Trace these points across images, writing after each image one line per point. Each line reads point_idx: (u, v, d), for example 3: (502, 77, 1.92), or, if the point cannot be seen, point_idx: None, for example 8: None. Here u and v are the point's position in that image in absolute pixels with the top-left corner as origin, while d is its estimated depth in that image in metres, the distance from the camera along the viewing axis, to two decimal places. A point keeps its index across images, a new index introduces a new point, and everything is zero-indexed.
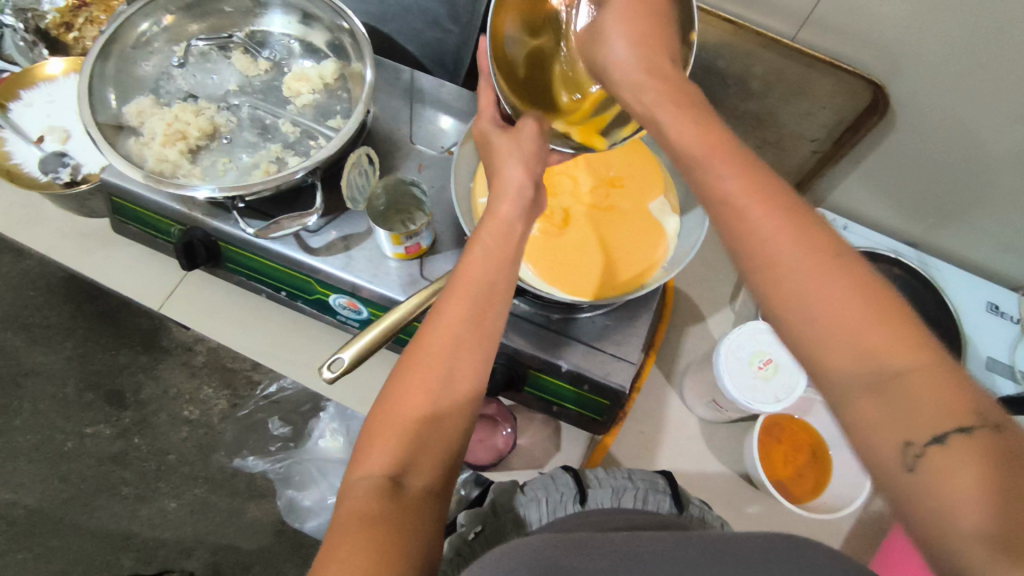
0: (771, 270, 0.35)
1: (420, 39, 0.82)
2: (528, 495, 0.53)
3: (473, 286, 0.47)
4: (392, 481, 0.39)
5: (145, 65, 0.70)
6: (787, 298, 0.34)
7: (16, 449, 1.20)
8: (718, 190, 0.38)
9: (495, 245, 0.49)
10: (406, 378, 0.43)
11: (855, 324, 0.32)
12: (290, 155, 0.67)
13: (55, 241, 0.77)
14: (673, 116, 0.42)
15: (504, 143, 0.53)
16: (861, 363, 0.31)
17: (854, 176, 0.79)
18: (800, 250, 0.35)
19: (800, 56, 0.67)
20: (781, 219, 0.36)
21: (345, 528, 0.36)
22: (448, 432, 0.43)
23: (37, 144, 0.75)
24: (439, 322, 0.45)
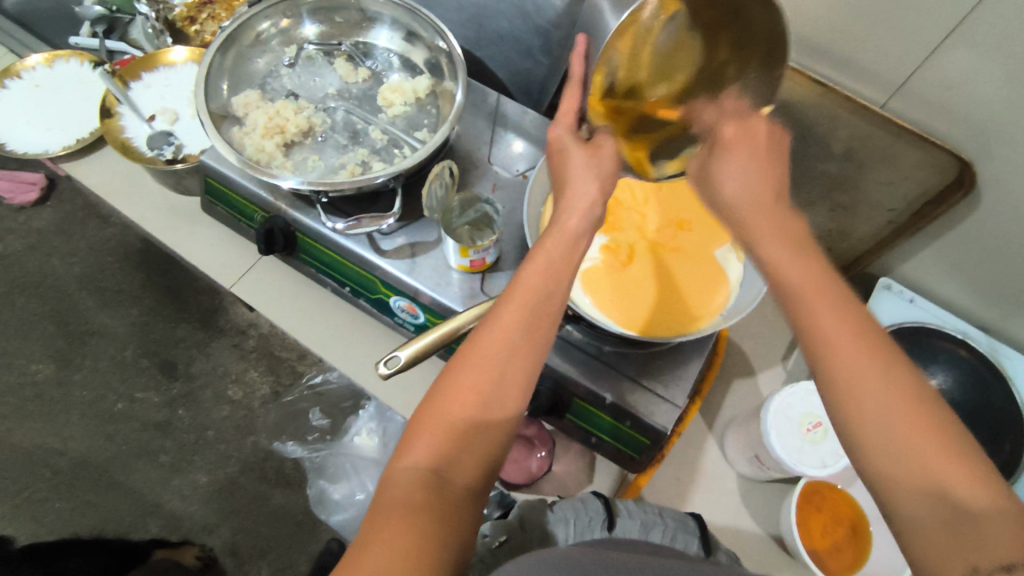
0: (851, 394, 0.39)
1: (511, 67, 0.86)
2: (557, 514, 0.53)
3: (532, 295, 0.47)
4: (435, 475, 0.41)
5: (258, 62, 0.75)
6: (869, 423, 0.38)
7: (72, 402, 1.27)
8: (810, 314, 0.41)
9: (562, 257, 0.49)
10: (457, 376, 0.44)
11: (930, 458, 0.36)
12: (375, 160, 0.71)
13: (148, 211, 0.82)
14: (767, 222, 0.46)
15: (581, 157, 0.53)
16: (930, 496, 0.35)
17: (928, 252, 0.78)
18: (883, 382, 0.38)
19: (887, 124, 0.67)
20: (863, 349, 0.40)
21: (389, 512, 0.38)
22: (494, 435, 0.43)
23: (148, 121, 0.81)
24: (496, 325, 0.46)
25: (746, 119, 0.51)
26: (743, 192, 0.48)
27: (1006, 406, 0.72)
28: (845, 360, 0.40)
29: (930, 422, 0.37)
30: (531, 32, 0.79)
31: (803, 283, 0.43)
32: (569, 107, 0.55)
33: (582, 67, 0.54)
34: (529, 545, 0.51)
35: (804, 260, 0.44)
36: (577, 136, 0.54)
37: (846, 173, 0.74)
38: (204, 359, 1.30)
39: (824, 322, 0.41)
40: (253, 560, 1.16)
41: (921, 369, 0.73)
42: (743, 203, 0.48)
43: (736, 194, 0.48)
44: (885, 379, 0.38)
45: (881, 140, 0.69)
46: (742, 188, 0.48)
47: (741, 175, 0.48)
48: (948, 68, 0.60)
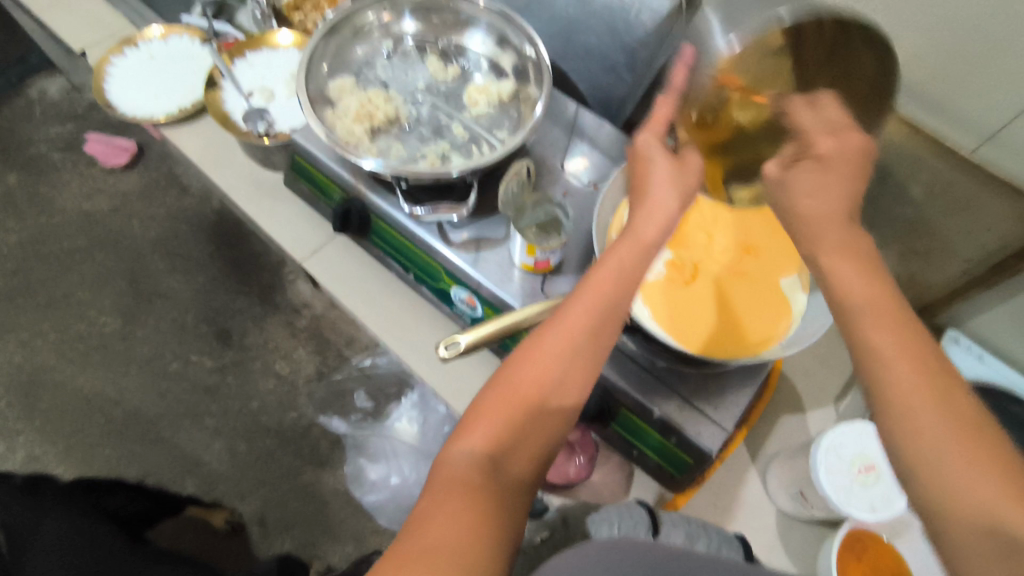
0: (904, 418, 0.38)
1: (592, 81, 0.88)
2: (603, 516, 0.53)
3: (602, 295, 0.49)
4: (492, 459, 0.42)
5: (357, 51, 0.79)
6: (921, 443, 0.37)
7: (132, 356, 1.34)
8: (861, 332, 0.41)
9: (633, 265, 0.51)
10: (521, 368, 0.46)
11: (989, 491, 0.35)
12: (455, 154, 0.73)
13: (234, 181, 0.87)
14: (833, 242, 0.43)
15: (667, 167, 0.53)
16: (983, 522, 0.34)
17: (1002, 310, 0.75)
18: (940, 407, 0.37)
19: (975, 172, 0.65)
20: (914, 369, 0.39)
21: (448, 487, 0.39)
22: (551, 428, 0.45)
23: (246, 97, 0.86)
24: (564, 324, 0.47)
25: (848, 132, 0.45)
26: (813, 210, 0.45)
27: None
28: (902, 380, 0.39)
29: (989, 453, 0.36)
30: (617, 49, 0.81)
31: (856, 307, 0.41)
32: (661, 115, 0.54)
33: (682, 78, 0.52)
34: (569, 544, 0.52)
35: (869, 284, 0.42)
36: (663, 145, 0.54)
37: (923, 216, 0.72)
38: (258, 332, 1.36)
39: (880, 345, 0.40)
40: (277, 533, 1.18)
41: None
42: (814, 213, 0.44)
43: (812, 212, 0.44)
44: (941, 403, 0.38)
45: (964, 187, 0.67)
46: (816, 207, 0.44)
47: (810, 191, 0.45)
48: None
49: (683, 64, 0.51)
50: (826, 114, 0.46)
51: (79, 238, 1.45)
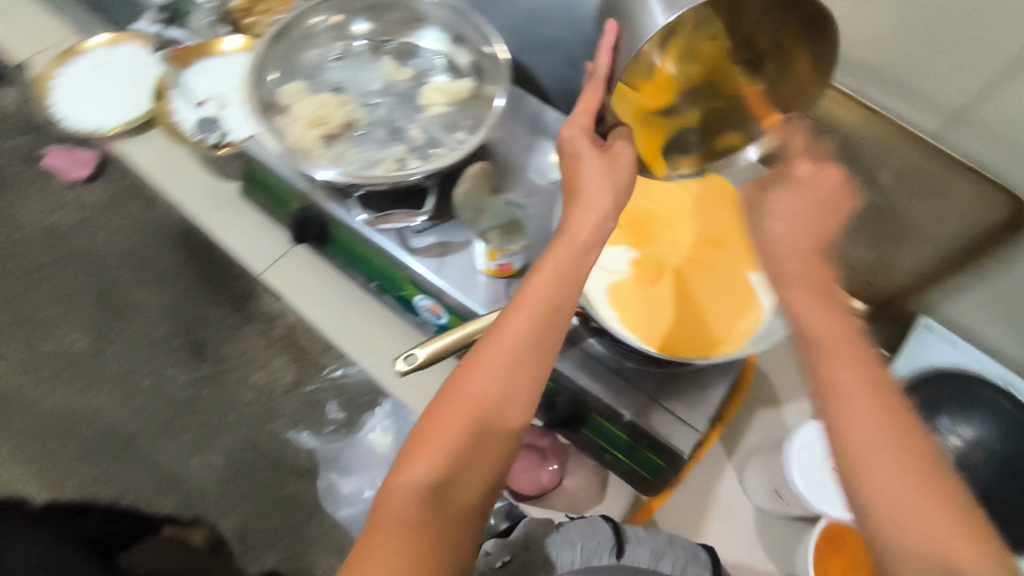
0: (852, 449, 0.38)
1: (556, 74, 0.85)
2: (564, 535, 0.52)
3: (540, 306, 0.48)
4: (435, 490, 0.42)
5: (310, 53, 0.76)
6: (872, 475, 0.37)
7: (104, 374, 1.31)
8: (821, 356, 0.41)
9: (570, 270, 0.49)
10: (463, 391, 0.45)
11: (937, 529, 0.35)
12: (412, 158, 0.71)
13: (191, 193, 0.85)
14: (794, 276, 0.44)
15: (597, 162, 0.51)
16: (928, 556, 0.34)
17: (975, 293, 0.74)
18: (893, 443, 0.37)
19: (940, 155, 0.64)
20: (872, 399, 0.39)
21: (388, 527, 0.39)
22: (495, 449, 0.44)
23: (198, 106, 0.83)
24: (503, 340, 0.46)
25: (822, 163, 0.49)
26: (783, 237, 0.46)
27: None
28: (858, 410, 0.38)
29: (938, 488, 0.36)
30: (579, 42, 0.79)
31: (814, 335, 0.42)
32: (587, 107, 0.52)
33: (608, 61, 0.50)
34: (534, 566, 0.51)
35: (828, 313, 0.42)
36: (593, 141, 0.52)
37: (890, 203, 0.71)
38: (233, 343, 1.32)
39: (837, 376, 0.40)
40: (260, 548, 1.16)
41: (958, 418, 0.71)
42: (784, 238, 0.46)
43: (774, 236, 0.47)
44: (898, 436, 0.37)
45: (932, 172, 0.66)
46: (784, 234, 0.46)
47: (781, 218, 0.47)
48: (1009, 101, 0.57)
49: (606, 49, 0.49)
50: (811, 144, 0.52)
51: (43, 254, 1.41)
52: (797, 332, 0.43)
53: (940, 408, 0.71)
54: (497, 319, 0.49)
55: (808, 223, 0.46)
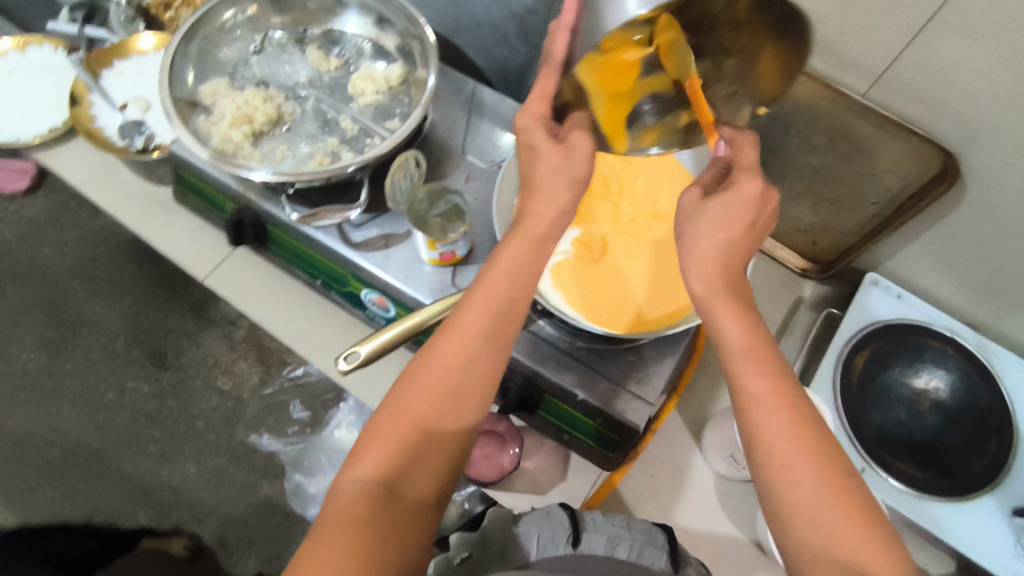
0: (776, 461, 0.41)
1: (489, 54, 0.83)
2: (524, 528, 0.52)
3: (497, 300, 0.47)
4: (383, 488, 0.41)
5: (226, 50, 0.73)
6: (791, 484, 0.40)
7: (63, 391, 1.27)
8: (740, 381, 0.43)
9: (524, 263, 0.49)
10: (415, 386, 0.44)
11: (845, 534, 0.38)
12: (345, 150, 0.69)
13: (123, 201, 0.81)
14: (727, 316, 0.45)
15: (553, 156, 0.50)
16: (840, 566, 0.38)
17: (915, 246, 0.75)
18: (811, 457, 0.40)
19: (871, 115, 0.65)
20: (795, 423, 0.41)
21: (332, 528, 0.38)
22: (446, 445, 0.44)
23: (120, 110, 0.80)
24: (460, 331, 0.46)
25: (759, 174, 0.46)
26: (705, 265, 0.46)
27: (994, 408, 0.71)
28: (778, 430, 0.41)
29: (848, 494, 0.39)
30: (507, 19, 0.77)
31: (734, 352, 0.44)
32: (543, 94, 0.50)
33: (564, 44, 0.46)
34: (493, 564, 0.50)
35: (748, 343, 0.44)
36: (548, 131, 0.50)
37: (827, 164, 0.73)
38: (194, 350, 1.28)
39: (756, 388, 0.43)
40: (240, 552, 1.15)
41: (907, 369, 0.73)
42: (704, 262, 0.46)
43: (698, 255, 0.46)
44: (809, 452, 0.40)
45: (863, 131, 0.67)
46: (706, 257, 0.46)
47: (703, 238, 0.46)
48: (929, 57, 0.58)
49: (563, 30, 0.46)
50: (747, 151, 0.48)
51: None
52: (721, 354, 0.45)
53: (890, 364, 0.73)
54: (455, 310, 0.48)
55: (737, 239, 0.46)
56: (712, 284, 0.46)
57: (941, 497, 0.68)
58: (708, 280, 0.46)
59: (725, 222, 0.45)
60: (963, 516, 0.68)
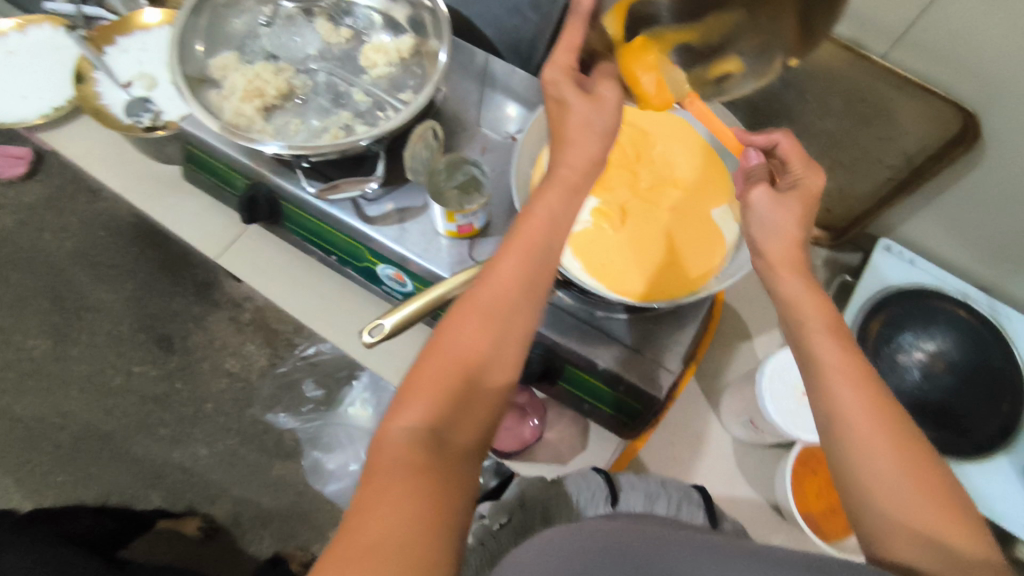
0: (845, 424, 0.42)
1: (499, 25, 0.82)
2: (562, 492, 0.53)
3: (531, 255, 0.49)
4: (431, 435, 0.41)
5: (236, 22, 0.72)
6: (862, 443, 0.41)
7: (70, 377, 1.27)
8: (814, 354, 0.46)
9: (558, 218, 0.51)
10: (453, 339, 0.46)
11: (910, 488, 0.39)
12: (359, 124, 0.68)
13: (130, 181, 0.80)
14: (799, 291, 0.49)
15: (582, 108, 0.53)
16: (909, 524, 0.38)
17: (927, 210, 0.76)
18: (876, 419, 0.42)
19: (890, 75, 0.64)
20: (869, 396, 0.43)
21: (389, 475, 0.38)
22: (488, 395, 0.45)
23: (125, 87, 0.79)
24: (497, 283, 0.48)
25: (813, 168, 0.53)
26: (777, 250, 0.51)
27: (1009, 368, 0.71)
28: (844, 395, 0.43)
29: (915, 457, 0.40)
30: None
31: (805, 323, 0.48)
32: (570, 43, 0.53)
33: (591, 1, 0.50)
34: (535, 524, 0.50)
35: (817, 317, 0.48)
36: (575, 83, 0.54)
37: (843, 129, 0.72)
38: (201, 332, 1.29)
39: (824, 355, 0.45)
40: (255, 530, 1.16)
41: (920, 330, 0.73)
42: (778, 244, 0.52)
43: (767, 243, 0.52)
44: (877, 414, 0.42)
45: (881, 94, 0.66)
46: (779, 241, 0.51)
47: (779, 219, 0.52)
48: (950, 16, 0.57)
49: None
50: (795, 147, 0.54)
51: None
52: (796, 331, 0.48)
53: (904, 326, 0.74)
54: (489, 264, 0.50)
55: (800, 221, 0.52)
56: (783, 271, 0.51)
57: (957, 458, 0.70)
58: (774, 260, 0.51)
59: (788, 218, 0.52)
60: (976, 473, 0.70)
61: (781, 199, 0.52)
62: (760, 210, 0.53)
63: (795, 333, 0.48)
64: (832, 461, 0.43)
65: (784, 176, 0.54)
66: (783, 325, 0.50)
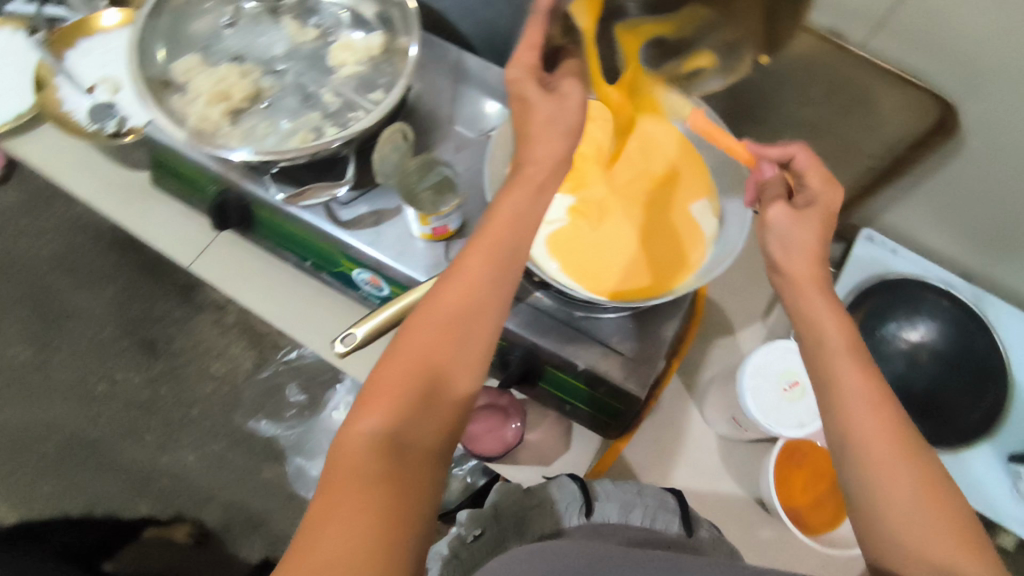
0: (867, 450, 0.42)
1: (472, 18, 0.80)
2: (534, 502, 0.53)
3: (496, 252, 0.48)
4: (392, 439, 0.41)
5: (198, 24, 0.70)
6: (881, 470, 0.41)
7: (52, 385, 1.25)
8: (836, 376, 0.45)
9: (524, 215, 0.51)
10: (415, 340, 0.45)
11: (929, 518, 0.39)
12: (328, 125, 0.66)
13: (97, 188, 0.78)
14: (823, 312, 0.48)
15: (546, 107, 0.53)
16: (927, 552, 0.38)
17: (911, 198, 0.75)
18: (894, 445, 0.41)
19: (869, 64, 0.62)
20: (888, 421, 0.42)
21: (346, 484, 0.38)
22: (451, 399, 0.44)
23: (88, 93, 0.76)
24: (462, 282, 0.47)
25: (831, 185, 0.52)
26: (801, 269, 0.50)
27: (992, 356, 0.71)
28: (865, 420, 0.43)
29: (932, 485, 0.40)
30: None
31: (824, 342, 0.47)
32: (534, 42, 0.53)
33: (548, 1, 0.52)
34: (508, 539, 0.51)
35: (837, 335, 0.47)
36: (538, 82, 0.53)
37: (824, 118, 0.71)
38: (185, 336, 1.27)
39: (844, 377, 0.44)
40: (246, 535, 1.15)
41: (904, 322, 0.73)
42: (799, 262, 0.50)
43: (787, 260, 0.51)
44: (895, 439, 0.42)
45: (860, 84, 0.65)
46: (800, 258, 0.50)
47: (799, 236, 0.51)
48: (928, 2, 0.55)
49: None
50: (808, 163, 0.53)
51: None
52: (813, 349, 0.47)
53: (888, 317, 0.73)
54: (454, 262, 0.49)
55: (818, 237, 0.51)
56: (807, 291, 0.49)
57: (941, 448, 0.70)
58: (795, 279, 0.50)
59: (804, 237, 0.51)
60: (958, 461, 0.70)
61: (801, 216, 0.51)
62: (779, 227, 0.52)
63: (816, 351, 0.47)
64: (850, 487, 0.43)
65: (801, 192, 0.53)
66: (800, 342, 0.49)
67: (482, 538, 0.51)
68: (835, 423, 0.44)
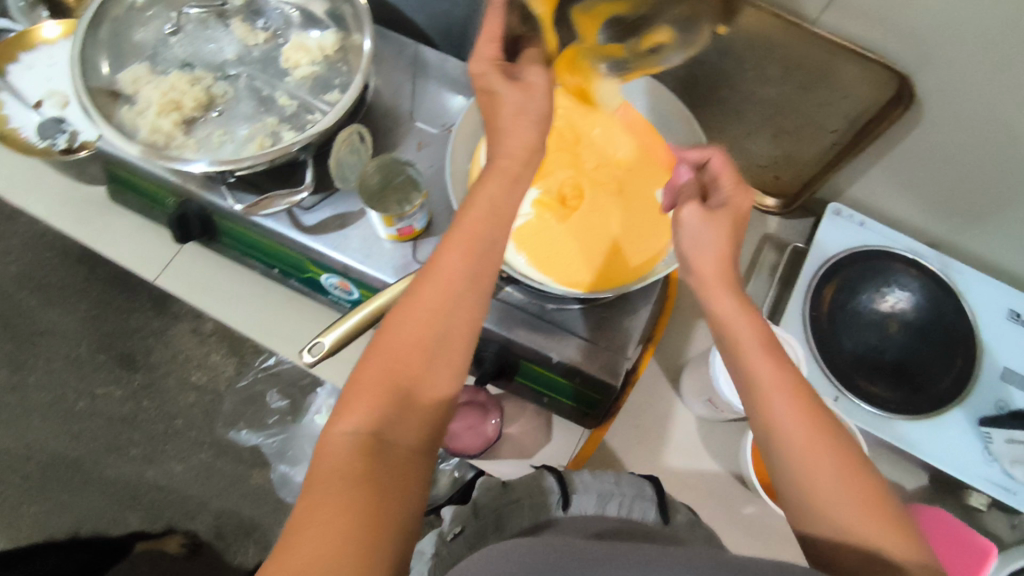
0: (789, 441, 0.42)
1: (427, 10, 0.79)
2: (511, 499, 0.52)
3: (476, 245, 0.48)
4: (375, 439, 0.40)
5: (142, 31, 0.68)
6: (804, 457, 0.41)
7: (30, 405, 1.23)
8: (754, 373, 0.45)
9: (503, 206, 0.50)
10: (396, 337, 0.44)
11: (851, 503, 0.40)
12: (285, 129, 0.65)
13: (54, 207, 0.76)
14: (734, 307, 0.48)
15: (515, 96, 0.51)
16: (853, 535, 0.39)
17: (876, 170, 0.75)
18: (815, 433, 0.42)
19: (824, 40, 0.62)
20: (807, 408, 0.43)
21: (326, 490, 0.37)
22: (432, 396, 0.44)
23: (36, 108, 0.74)
24: (440, 278, 0.46)
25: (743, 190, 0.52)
26: (710, 268, 0.50)
27: (959, 322, 0.72)
28: (784, 412, 0.43)
29: (853, 467, 0.41)
30: None
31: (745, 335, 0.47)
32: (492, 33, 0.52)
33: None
34: (489, 535, 0.50)
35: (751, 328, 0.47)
36: (505, 74, 0.52)
37: (784, 96, 0.71)
38: (163, 348, 1.24)
39: (763, 369, 0.45)
40: (239, 541, 1.15)
41: (875, 292, 0.73)
42: (709, 263, 0.50)
43: (700, 261, 0.50)
44: (816, 425, 0.42)
45: (817, 60, 0.65)
46: (714, 254, 0.50)
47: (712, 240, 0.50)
48: None
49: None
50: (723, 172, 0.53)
51: None
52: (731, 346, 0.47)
53: (858, 290, 0.74)
54: (433, 257, 0.48)
55: (726, 240, 0.50)
56: (715, 292, 0.49)
57: (916, 416, 0.70)
58: (706, 282, 0.50)
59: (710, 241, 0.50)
60: (932, 428, 0.70)
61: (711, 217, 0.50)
62: (691, 228, 0.51)
63: (733, 350, 0.47)
64: (777, 476, 0.43)
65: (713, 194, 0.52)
66: (718, 340, 0.49)
67: (463, 534, 0.51)
68: (758, 416, 0.44)
